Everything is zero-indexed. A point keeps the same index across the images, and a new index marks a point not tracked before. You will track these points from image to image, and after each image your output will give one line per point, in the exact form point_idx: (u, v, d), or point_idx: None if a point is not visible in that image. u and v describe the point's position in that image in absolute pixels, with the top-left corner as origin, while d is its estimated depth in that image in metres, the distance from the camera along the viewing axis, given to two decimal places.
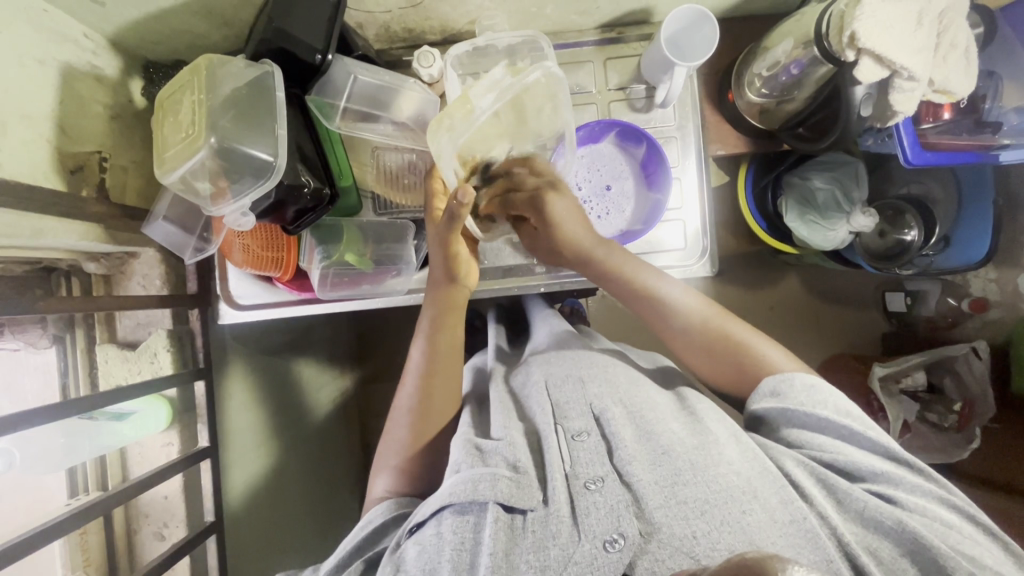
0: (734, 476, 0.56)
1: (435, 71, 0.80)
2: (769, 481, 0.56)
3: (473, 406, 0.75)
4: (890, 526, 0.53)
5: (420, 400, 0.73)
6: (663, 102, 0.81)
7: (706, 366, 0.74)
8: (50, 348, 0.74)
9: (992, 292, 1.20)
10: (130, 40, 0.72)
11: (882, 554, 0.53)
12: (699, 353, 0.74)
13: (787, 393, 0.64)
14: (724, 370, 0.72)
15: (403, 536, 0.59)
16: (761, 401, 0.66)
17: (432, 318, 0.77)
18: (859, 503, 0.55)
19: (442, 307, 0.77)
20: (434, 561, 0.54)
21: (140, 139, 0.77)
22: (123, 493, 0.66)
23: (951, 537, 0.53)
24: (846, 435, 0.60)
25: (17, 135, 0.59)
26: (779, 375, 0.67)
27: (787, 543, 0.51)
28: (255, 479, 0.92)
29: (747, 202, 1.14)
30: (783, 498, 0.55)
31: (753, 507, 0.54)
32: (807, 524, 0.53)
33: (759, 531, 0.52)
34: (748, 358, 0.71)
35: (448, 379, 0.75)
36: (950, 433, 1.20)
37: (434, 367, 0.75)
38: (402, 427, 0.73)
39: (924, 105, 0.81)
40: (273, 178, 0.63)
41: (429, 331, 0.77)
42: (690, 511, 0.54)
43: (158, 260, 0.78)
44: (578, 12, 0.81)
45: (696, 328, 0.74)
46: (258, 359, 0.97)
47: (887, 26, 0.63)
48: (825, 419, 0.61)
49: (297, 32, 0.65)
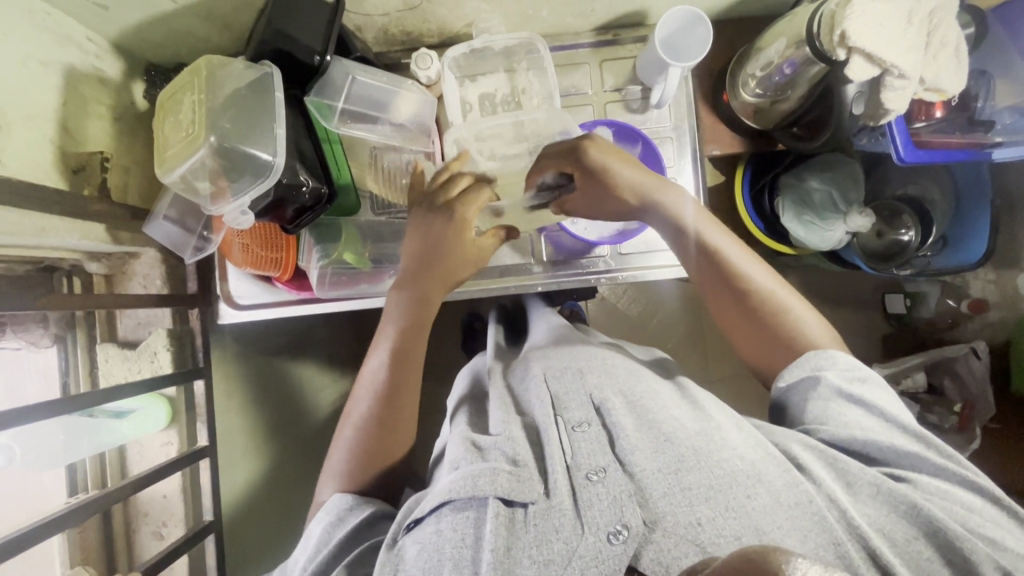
0: (738, 460, 0.57)
1: (433, 73, 0.81)
2: (773, 464, 0.57)
3: (472, 405, 0.76)
4: (905, 508, 0.54)
5: (382, 407, 0.71)
6: (658, 102, 0.84)
7: (745, 330, 0.72)
8: (51, 348, 0.74)
9: (991, 294, 1.23)
10: (133, 43, 0.73)
11: (895, 536, 0.53)
12: (740, 315, 0.72)
13: (829, 369, 0.64)
14: (731, 316, 0.73)
15: (399, 532, 0.59)
16: (800, 373, 0.66)
17: (409, 322, 0.75)
18: (870, 488, 0.56)
19: (418, 312, 0.75)
20: (435, 560, 0.54)
21: (141, 140, 0.78)
22: (119, 491, 0.66)
23: (970, 521, 0.53)
24: (872, 410, 0.61)
25: (22, 135, 0.60)
26: (819, 351, 0.66)
27: (794, 526, 0.52)
28: (254, 478, 0.93)
29: (741, 200, 1.13)
30: (788, 481, 0.55)
31: (757, 490, 0.54)
32: (814, 506, 0.53)
33: (764, 514, 0.52)
34: (782, 323, 0.70)
35: (411, 381, 0.73)
36: (950, 434, 1.19)
37: (403, 370, 0.73)
38: (359, 432, 0.70)
39: (914, 104, 0.82)
40: (273, 176, 0.64)
41: (399, 333, 0.74)
42: (696, 497, 0.54)
43: (159, 260, 0.79)
44: (574, 15, 0.82)
45: (749, 290, 0.72)
46: (257, 360, 0.98)
47: (876, 25, 0.64)
48: (860, 397, 0.62)
49: (297, 34, 0.66)
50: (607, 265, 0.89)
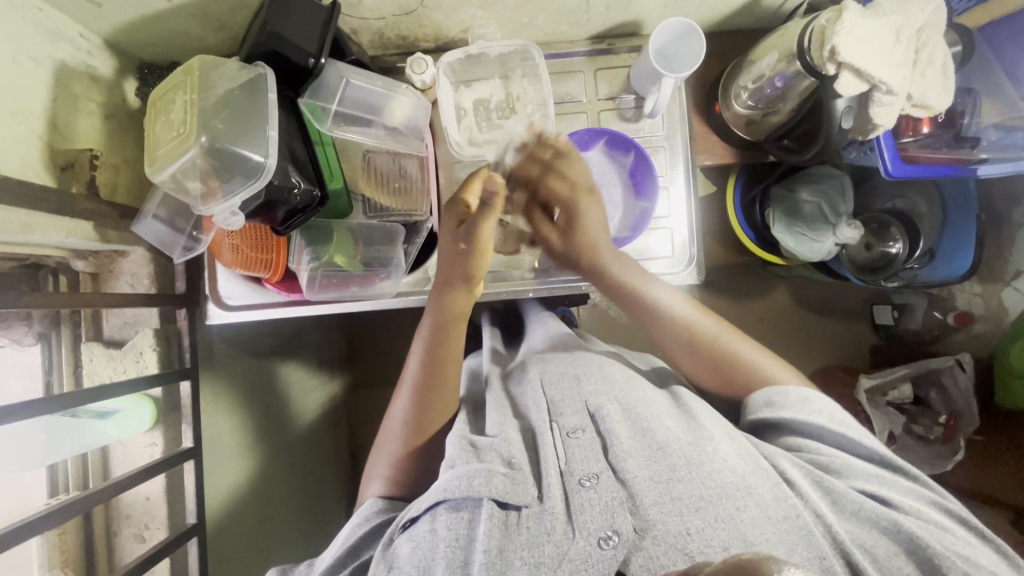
0: (729, 472, 0.57)
1: (427, 77, 0.83)
2: (763, 477, 0.57)
3: (469, 409, 0.75)
4: (887, 526, 0.54)
5: (415, 409, 0.73)
6: (652, 112, 0.82)
7: (712, 380, 0.77)
8: (33, 346, 0.72)
9: (977, 307, 1.28)
10: (126, 40, 0.73)
11: (876, 552, 0.53)
12: (708, 370, 0.77)
13: (782, 403, 0.67)
14: (693, 359, 0.78)
15: (396, 532, 0.59)
16: (758, 412, 0.69)
17: (433, 329, 0.76)
18: (855, 504, 0.56)
19: (445, 317, 0.76)
20: (430, 557, 0.54)
21: (132, 137, 0.77)
22: (99, 493, 0.66)
23: (947, 540, 0.54)
24: (839, 439, 0.63)
25: (9, 131, 0.60)
26: (773, 388, 0.70)
27: (781, 539, 0.52)
28: (240, 483, 0.92)
29: (735, 215, 1.15)
30: (776, 495, 0.56)
31: (747, 503, 0.55)
32: (801, 520, 0.53)
33: (752, 526, 0.53)
34: (756, 375, 0.73)
35: (441, 385, 0.74)
36: (936, 445, 1.20)
37: (428, 377, 0.74)
38: (395, 438, 0.73)
39: (902, 121, 0.83)
40: (265, 177, 0.63)
41: (431, 342, 0.76)
42: (685, 508, 0.54)
43: (146, 260, 0.78)
44: (568, 23, 0.83)
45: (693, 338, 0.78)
46: (246, 361, 0.97)
47: (865, 42, 0.65)
48: (824, 428, 0.63)
49: (289, 36, 0.66)
50: None
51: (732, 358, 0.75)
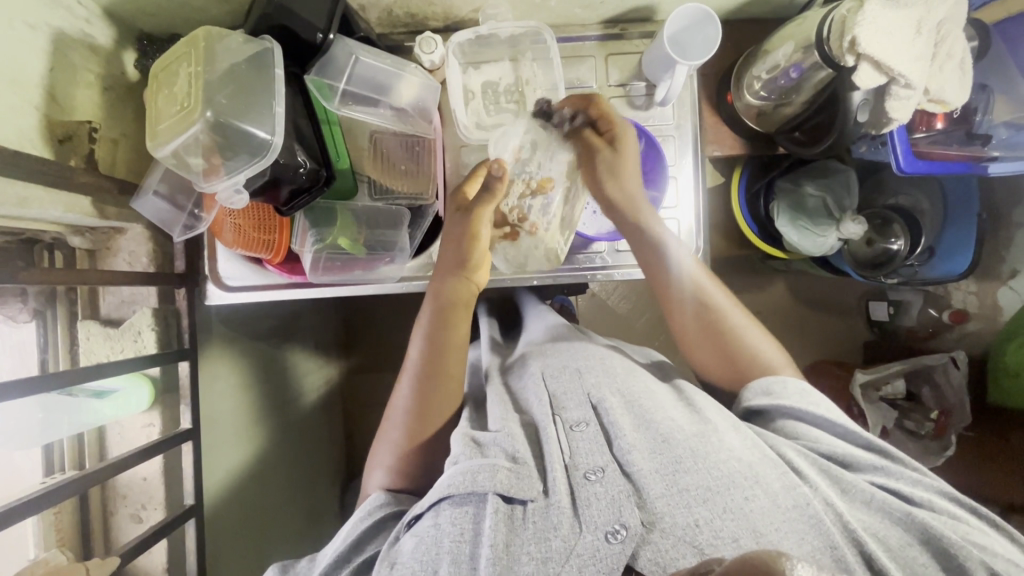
0: (735, 462, 0.58)
1: (436, 57, 0.80)
2: (771, 467, 0.58)
3: (473, 405, 0.74)
4: (899, 516, 0.55)
5: (420, 400, 0.71)
6: (663, 100, 0.81)
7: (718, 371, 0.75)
8: (29, 323, 0.72)
9: (971, 304, 1.29)
10: (126, 10, 0.70)
11: (889, 541, 0.54)
12: (720, 363, 0.75)
13: (779, 393, 0.67)
14: (701, 342, 0.76)
15: (401, 531, 0.58)
16: (754, 398, 0.68)
17: (433, 313, 0.75)
18: (863, 494, 0.57)
19: (445, 299, 0.75)
20: (433, 552, 0.53)
21: (131, 111, 0.75)
22: (96, 473, 0.64)
23: (960, 529, 0.54)
24: (845, 429, 0.64)
25: (6, 100, 0.57)
26: (771, 377, 0.70)
27: (790, 529, 0.52)
28: (236, 466, 0.91)
29: (740, 211, 1.13)
30: (785, 483, 0.56)
31: (755, 493, 0.55)
32: (809, 509, 0.54)
33: (762, 516, 0.53)
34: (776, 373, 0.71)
35: (446, 374, 0.73)
36: (926, 440, 1.22)
37: (435, 364, 0.73)
38: (397, 427, 0.71)
39: (917, 115, 0.82)
40: (270, 156, 0.61)
41: (432, 328, 0.75)
42: (693, 499, 0.54)
43: (145, 237, 0.76)
44: (582, 6, 0.81)
45: (720, 324, 0.75)
46: (244, 343, 0.96)
47: (887, 33, 0.64)
48: (822, 417, 0.64)
49: (299, 10, 0.65)
50: (603, 262, 0.87)
51: (756, 358, 0.73)
